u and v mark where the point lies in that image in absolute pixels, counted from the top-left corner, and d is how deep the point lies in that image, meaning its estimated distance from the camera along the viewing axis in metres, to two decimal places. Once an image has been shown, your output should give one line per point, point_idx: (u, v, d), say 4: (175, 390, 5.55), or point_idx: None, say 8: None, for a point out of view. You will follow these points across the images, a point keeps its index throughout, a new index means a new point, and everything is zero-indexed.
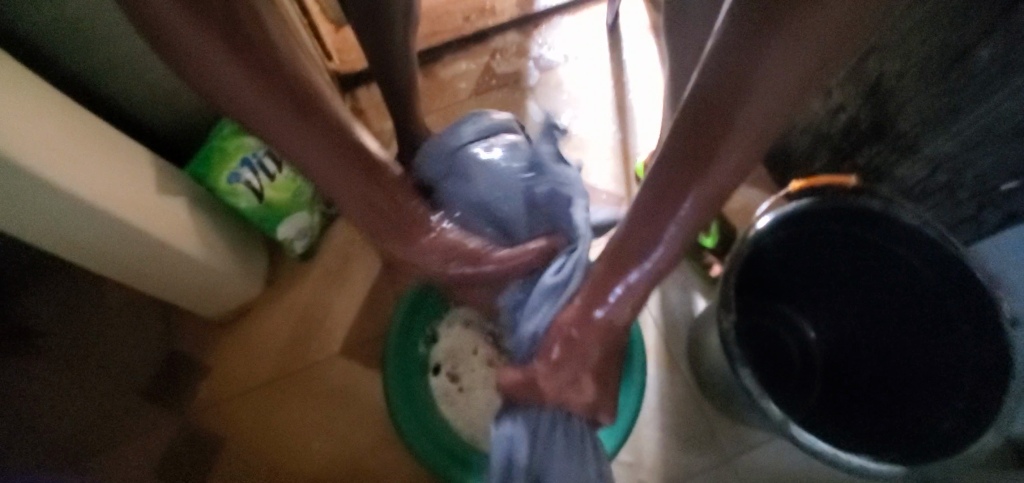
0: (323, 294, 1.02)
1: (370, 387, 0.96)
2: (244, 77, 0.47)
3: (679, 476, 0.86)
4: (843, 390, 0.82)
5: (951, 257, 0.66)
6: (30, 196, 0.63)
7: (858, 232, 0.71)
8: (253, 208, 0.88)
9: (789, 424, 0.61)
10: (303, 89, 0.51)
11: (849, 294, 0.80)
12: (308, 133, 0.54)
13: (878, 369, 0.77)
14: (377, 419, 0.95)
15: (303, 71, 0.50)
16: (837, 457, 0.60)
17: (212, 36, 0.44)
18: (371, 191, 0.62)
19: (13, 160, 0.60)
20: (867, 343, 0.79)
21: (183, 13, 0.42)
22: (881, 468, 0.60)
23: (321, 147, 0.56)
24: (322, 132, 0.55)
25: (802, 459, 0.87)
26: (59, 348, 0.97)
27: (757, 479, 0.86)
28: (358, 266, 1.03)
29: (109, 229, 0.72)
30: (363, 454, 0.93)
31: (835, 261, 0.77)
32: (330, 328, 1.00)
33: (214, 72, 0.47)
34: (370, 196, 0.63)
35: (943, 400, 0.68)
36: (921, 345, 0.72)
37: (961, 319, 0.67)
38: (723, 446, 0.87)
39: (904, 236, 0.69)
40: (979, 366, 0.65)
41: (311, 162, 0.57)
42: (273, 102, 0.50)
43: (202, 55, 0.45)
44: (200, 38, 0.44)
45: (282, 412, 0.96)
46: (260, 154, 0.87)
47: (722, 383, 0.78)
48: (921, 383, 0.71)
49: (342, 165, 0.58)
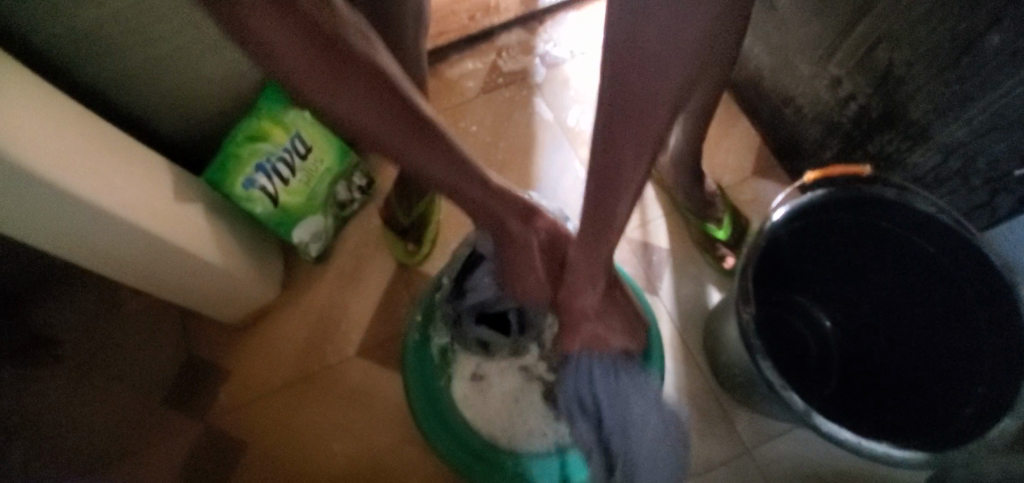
0: (339, 296, 1.02)
1: (389, 387, 0.97)
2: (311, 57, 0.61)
3: (698, 467, 0.87)
4: (860, 378, 0.82)
5: (967, 244, 0.66)
6: (54, 207, 0.65)
7: (872, 221, 0.72)
8: (269, 213, 0.89)
9: (811, 413, 0.62)
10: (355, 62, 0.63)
11: (863, 283, 0.80)
12: (362, 99, 0.65)
13: (895, 357, 0.78)
14: (396, 418, 0.96)
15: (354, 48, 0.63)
16: (859, 446, 0.61)
17: (293, 34, 0.59)
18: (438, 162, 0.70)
19: (36, 174, 0.61)
20: (883, 331, 0.80)
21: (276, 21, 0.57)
22: (902, 455, 0.61)
23: (372, 110, 0.65)
24: (369, 96, 0.64)
25: (820, 447, 0.87)
26: (81, 357, 0.98)
27: (776, 468, 0.87)
28: (372, 267, 1.04)
29: (130, 237, 0.73)
30: (384, 453, 0.94)
31: (849, 251, 0.78)
32: (347, 329, 1.01)
33: (293, 58, 0.61)
34: (440, 168, 0.71)
35: (962, 386, 0.68)
36: (937, 332, 0.73)
37: (978, 304, 0.67)
38: (741, 437, 0.88)
39: (919, 225, 0.69)
40: (996, 351, 0.65)
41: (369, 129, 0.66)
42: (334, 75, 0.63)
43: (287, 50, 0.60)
44: (282, 35, 0.58)
45: (303, 413, 0.97)
46: (274, 159, 0.87)
47: (740, 374, 0.79)
48: (939, 369, 0.72)
49: (409, 136, 0.67)
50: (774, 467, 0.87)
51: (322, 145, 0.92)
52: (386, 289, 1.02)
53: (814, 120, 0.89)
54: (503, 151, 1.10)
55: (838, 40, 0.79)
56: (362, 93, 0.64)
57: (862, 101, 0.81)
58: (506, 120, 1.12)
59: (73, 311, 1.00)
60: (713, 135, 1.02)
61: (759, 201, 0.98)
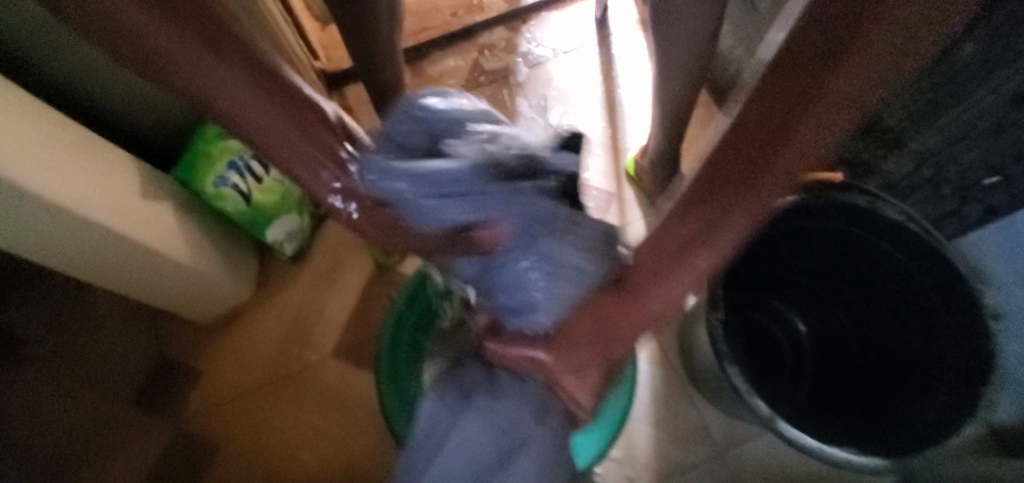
0: (314, 296, 1.01)
1: (365, 389, 0.96)
2: (185, 48, 0.42)
3: (670, 469, 0.87)
4: (830, 381, 0.84)
5: (935, 252, 0.66)
6: (8, 203, 0.62)
7: (844, 227, 0.72)
8: (240, 212, 0.87)
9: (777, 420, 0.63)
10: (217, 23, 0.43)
11: (834, 287, 0.81)
12: (235, 81, 0.46)
13: (866, 364, 0.79)
14: (372, 419, 0.95)
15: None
16: (823, 452, 0.61)
17: (167, 24, 0.41)
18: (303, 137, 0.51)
19: None
20: (857, 337, 0.81)
21: None
22: (866, 462, 0.61)
23: (249, 101, 0.47)
24: (245, 81, 0.46)
25: (792, 450, 0.88)
26: (49, 356, 0.96)
27: (746, 472, 0.88)
28: (349, 265, 1.02)
29: (91, 236, 0.71)
30: (358, 454, 0.93)
31: (823, 256, 0.78)
32: (321, 329, 0.99)
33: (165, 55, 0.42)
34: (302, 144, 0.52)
35: (925, 391, 0.69)
36: (908, 339, 0.73)
37: (944, 310, 0.68)
38: (714, 440, 0.89)
39: (888, 232, 0.70)
40: (961, 358, 0.66)
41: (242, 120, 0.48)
42: (188, 43, 0.42)
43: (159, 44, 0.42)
44: None
45: (277, 414, 0.96)
46: (246, 157, 0.85)
47: (714, 377, 0.79)
48: (910, 374, 0.73)
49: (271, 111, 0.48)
50: (745, 470, 0.87)
51: None
52: (361, 291, 1.01)
53: None
54: None
55: None
56: (239, 79, 0.46)
57: None
58: None
59: (41, 309, 0.98)
60: (691, 138, 1.02)
61: None
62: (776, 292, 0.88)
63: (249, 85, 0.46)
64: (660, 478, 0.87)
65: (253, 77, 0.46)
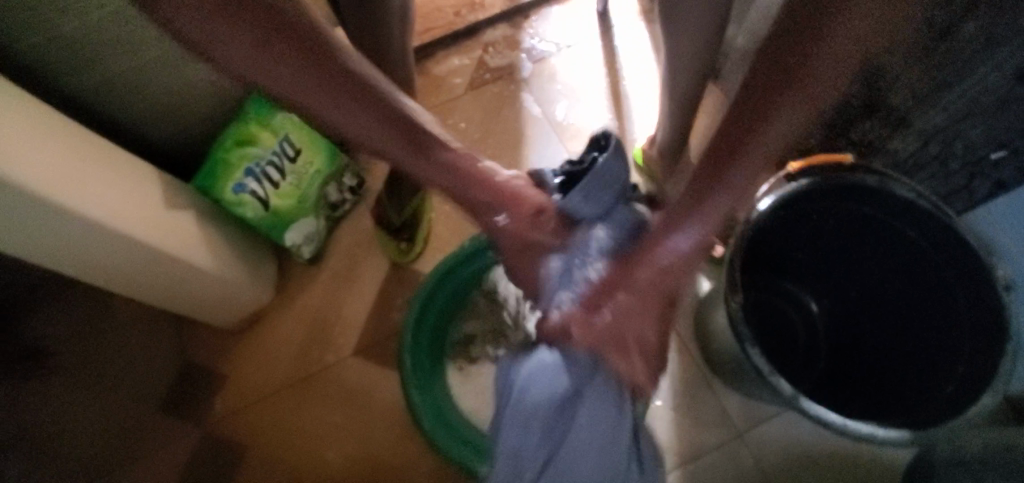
0: (332, 297, 1.03)
1: (388, 386, 0.98)
2: (308, 78, 0.57)
3: (691, 452, 0.89)
4: (845, 359, 0.85)
5: (947, 228, 0.68)
6: (41, 219, 0.64)
7: (856, 205, 0.73)
8: (260, 217, 0.89)
9: (798, 398, 0.64)
10: (329, 55, 0.58)
11: (844, 266, 0.82)
12: (344, 100, 0.60)
13: (879, 341, 0.81)
14: (396, 415, 0.97)
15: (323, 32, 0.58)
16: (845, 427, 0.63)
17: (288, 55, 0.55)
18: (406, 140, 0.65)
19: (24, 188, 0.60)
20: (870, 315, 0.82)
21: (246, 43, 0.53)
22: (887, 435, 0.63)
23: (356, 113, 0.61)
24: (347, 96, 0.60)
25: (810, 428, 0.90)
26: None
27: (766, 451, 0.89)
28: (366, 265, 1.04)
29: (119, 247, 0.73)
30: (384, 450, 0.95)
31: (835, 237, 0.79)
32: (342, 329, 1.01)
33: (292, 85, 0.57)
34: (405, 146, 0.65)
35: (942, 365, 0.71)
36: (921, 314, 0.75)
37: (958, 284, 0.69)
38: (733, 422, 0.90)
39: (900, 209, 0.71)
40: (976, 330, 0.67)
41: (354, 128, 0.62)
42: (309, 74, 0.57)
43: (288, 77, 0.57)
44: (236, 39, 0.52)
45: (304, 414, 0.98)
46: (264, 163, 0.87)
47: (732, 360, 0.81)
48: (925, 348, 0.74)
49: (376, 120, 0.62)
50: (764, 450, 0.89)
51: (312, 148, 0.93)
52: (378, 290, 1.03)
53: None
54: (493, 147, 1.10)
55: None
56: (344, 94, 0.59)
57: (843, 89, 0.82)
58: (495, 116, 1.12)
59: None
60: (698, 126, 1.04)
61: None
62: (788, 275, 0.89)
63: (357, 101, 0.60)
64: (682, 462, 0.89)
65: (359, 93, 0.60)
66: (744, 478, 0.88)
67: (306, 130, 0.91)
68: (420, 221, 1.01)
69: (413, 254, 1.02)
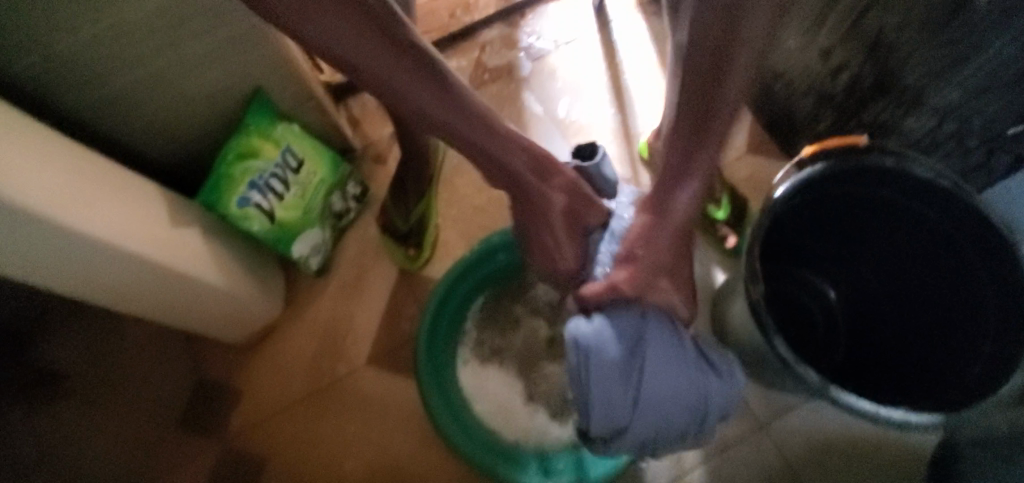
0: (343, 307, 1.02)
1: (404, 394, 0.97)
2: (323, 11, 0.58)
3: (716, 446, 0.88)
4: (867, 345, 0.84)
5: (969, 207, 0.66)
6: (47, 241, 0.63)
7: (871, 188, 0.72)
8: (266, 231, 0.88)
9: (828, 386, 0.63)
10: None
11: (862, 250, 0.81)
12: (358, 36, 0.60)
13: (903, 325, 0.79)
14: (413, 423, 0.95)
15: None
16: (877, 413, 0.62)
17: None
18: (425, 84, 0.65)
19: (28, 212, 0.59)
20: (893, 299, 0.80)
21: None
22: (919, 419, 0.62)
23: (370, 50, 0.61)
24: (361, 31, 0.60)
25: (835, 416, 0.89)
26: None
27: (791, 442, 0.88)
28: (375, 273, 1.03)
29: (126, 266, 0.72)
30: (403, 458, 0.94)
31: (853, 221, 0.78)
32: (354, 339, 1.00)
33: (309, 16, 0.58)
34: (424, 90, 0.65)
35: (969, 347, 0.69)
36: (946, 296, 0.73)
37: (983, 264, 0.68)
38: (756, 413, 0.89)
39: (919, 190, 0.70)
40: (1004, 309, 0.66)
41: (366, 65, 0.62)
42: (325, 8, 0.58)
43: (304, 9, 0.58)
44: None
45: (320, 426, 0.97)
46: (268, 175, 0.86)
47: (753, 352, 0.80)
48: (952, 331, 0.72)
49: (391, 61, 0.63)
50: (790, 441, 0.88)
51: (315, 158, 0.92)
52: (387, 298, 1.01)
53: (805, 93, 0.89)
54: None
55: (824, 10, 0.79)
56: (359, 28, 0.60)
57: (852, 71, 0.81)
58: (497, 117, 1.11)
59: None
60: None
61: (755, 178, 0.99)
62: (805, 262, 0.88)
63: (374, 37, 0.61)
64: (707, 457, 0.87)
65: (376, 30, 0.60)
66: (771, 470, 0.87)
67: (308, 140, 0.91)
68: (427, 226, 1.00)
69: (422, 260, 1.01)
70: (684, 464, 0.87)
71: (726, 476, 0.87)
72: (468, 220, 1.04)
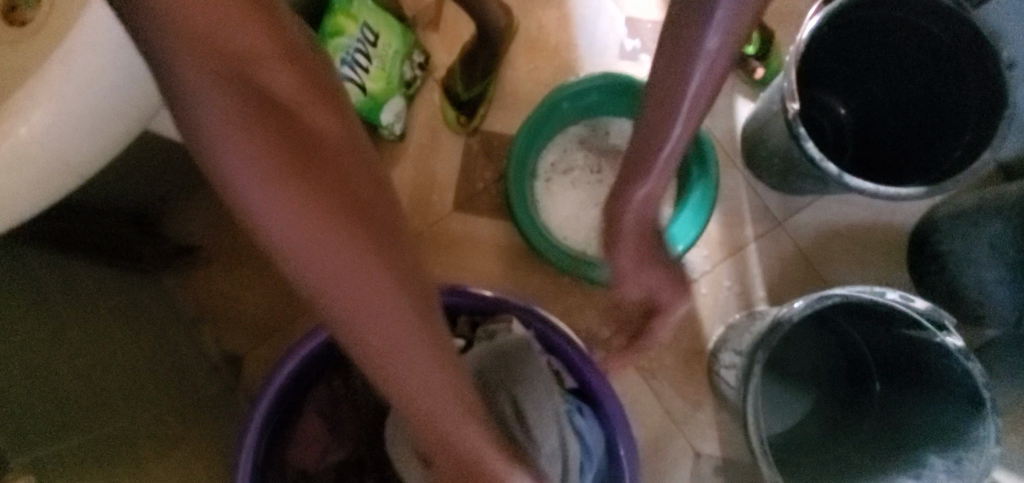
0: (423, 166, 1.18)
1: (489, 232, 1.17)
2: (308, 220, 0.47)
3: (739, 243, 1.12)
4: (868, 152, 1.01)
5: (968, 24, 0.84)
6: None
7: (888, 11, 0.88)
8: (359, 102, 1.01)
9: (842, 176, 0.86)
10: (327, 152, 0.48)
11: (877, 70, 0.95)
12: (382, 320, 0.51)
13: (899, 132, 0.97)
14: (499, 252, 1.16)
15: (270, 78, 0.45)
16: (878, 192, 0.85)
17: (318, 199, 0.47)
18: (383, 289, 0.50)
19: None
20: (892, 110, 0.97)
21: (246, 142, 0.45)
22: (908, 193, 0.84)
23: (339, 263, 0.49)
24: (372, 303, 0.50)
25: (834, 208, 1.12)
26: (228, 252, 1.18)
27: (800, 233, 1.12)
28: (445, 136, 1.18)
29: None
30: (494, 281, 1.16)
31: (869, 43, 0.93)
32: (439, 191, 1.17)
33: (233, 165, 0.46)
34: (384, 309, 0.51)
35: (950, 138, 0.90)
36: (931, 101, 0.92)
37: (968, 71, 0.86)
38: (773, 214, 1.12)
39: (929, 11, 0.86)
40: (978, 103, 0.86)
41: (336, 283, 0.49)
42: (327, 208, 0.48)
43: (265, 179, 0.46)
44: (230, 123, 0.44)
45: (424, 263, 1.17)
46: (354, 51, 0.98)
47: (783, 160, 0.99)
48: (930, 130, 0.92)
49: (351, 255, 0.49)
50: (800, 232, 1.12)
51: (387, 30, 1.02)
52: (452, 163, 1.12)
53: None
54: (541, 4, 1.18)
55: None
56: (323, 191, 0.47)
57: None
58: None
59: (206, 215, 1.19)
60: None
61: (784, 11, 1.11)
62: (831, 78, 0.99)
63: (342, 243, 0.48)
64: (734, 250, 1.12)
65: (349, 235, 0.48)
66: (784, 255, 1.12)
67: (381, 15, 1.01)
68: (485, 101, 1.16)
69: (471, 129, 1.16)
70: (713, 260, 1.12)
71: (745, 265, 1.12)
72: (519, 81, 1.18)
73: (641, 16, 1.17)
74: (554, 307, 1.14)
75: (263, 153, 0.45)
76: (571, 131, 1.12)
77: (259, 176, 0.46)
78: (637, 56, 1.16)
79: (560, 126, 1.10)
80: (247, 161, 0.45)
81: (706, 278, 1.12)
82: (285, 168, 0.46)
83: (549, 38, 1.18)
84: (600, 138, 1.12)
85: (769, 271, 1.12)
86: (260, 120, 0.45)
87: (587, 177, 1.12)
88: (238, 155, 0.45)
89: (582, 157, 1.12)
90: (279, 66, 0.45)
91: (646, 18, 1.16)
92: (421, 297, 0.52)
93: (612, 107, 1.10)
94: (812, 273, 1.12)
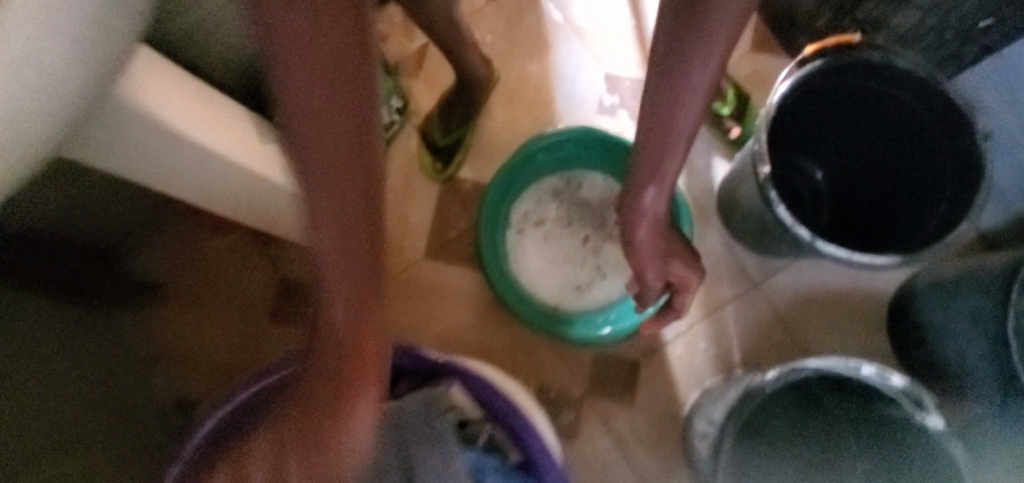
0: (395, 210, 1.15)
1: (459, 281, 1.13)
2: (323, 184, 0.52)
3: (716, 303, 1.09)
4: (846, 217, 1.00)
5: (941, 93, 0.82)
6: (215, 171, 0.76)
7: (861, 79, 0.87)
8: None
9: (815, 241, 0.84)
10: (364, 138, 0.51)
11: (853, 136, 0.94)
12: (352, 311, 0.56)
13: (875, 197, 0.96)
14: (468, 303, 1.12)
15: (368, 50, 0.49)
16: (852, 259, 0.83)
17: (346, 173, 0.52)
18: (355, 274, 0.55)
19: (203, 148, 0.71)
20: (868, 175, 0.96)
21: (311, 90, 0.49)
22: (883, 262, 0.82)
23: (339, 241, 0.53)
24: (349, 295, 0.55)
25: (812, 271, 1.10)
26: (192, 290, 1.14)
27: (778, 296, 1.09)
28: (420, 182, 1.16)
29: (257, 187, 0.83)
30: (462, 333, 1.11)
31: (841, 108, 0.92)
32: (410, 237, 1.14)
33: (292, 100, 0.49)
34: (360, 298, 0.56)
35: (926, 206, 0.88)
36: (905, 167, 0.91)
37: (943, 141, 0.85)
38: (750, 275, 1.10)
39: (902, 79, 0.85)
40: (953, 173, 0.85)
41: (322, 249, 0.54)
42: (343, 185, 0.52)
43: (310, 129, 0.50)
44: (303, 68, 0.48)
45: (390, 310, 1.12)
46: None
47: (757, 222, 0.97)
48: (907, 196, 0.92)
49: (343, 235, 0.53)
50: (777, 296, 1.09)
51: None
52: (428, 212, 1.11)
53: None
54: (521, 56, 1.19)
55: None
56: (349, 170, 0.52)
57: None
58: (518, 25, 1.19)
59: (172, 251, 1.15)
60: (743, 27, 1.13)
61: (760, 74, 1.12)
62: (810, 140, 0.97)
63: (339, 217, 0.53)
64: (710, 311, 1.09)
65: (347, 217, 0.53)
66: (762, 317, 1.09)
67: None
68: (462, 149, 1.15)
69: (447, 175, 1.15)
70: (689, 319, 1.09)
71: (722, 326, 1.08)
72: (497, 131, 1.18)
73: (620, 72, 1.18)
74: (523, 362, 1.09)
75: (315, 110, 0.50)
76: (547, 180, 1.10)
77: (310, 123, 0.50)
78: (615, 111, 1.17)
79: (534, 173, 1.08)
80: (309, 107, 0.49)
81: (682, 338, 1.08)
82: (333, 128, 0.50)
83: (528, 89, 1.18)
84: (576, 190, 1.10)
85: (745, 335, 1.08)
86: (336, 82, 0.49)
87: (562, 228, 1.10)
88: (305, 98, 0.49)
89: (555, 207, 1.10)
90: (350, 43, 0.48)
91: (624, 74, 1.17)
92: (373, 303, 0.56)
93: (587, 156, 1.08)
94: (791, 338, 1.08)
